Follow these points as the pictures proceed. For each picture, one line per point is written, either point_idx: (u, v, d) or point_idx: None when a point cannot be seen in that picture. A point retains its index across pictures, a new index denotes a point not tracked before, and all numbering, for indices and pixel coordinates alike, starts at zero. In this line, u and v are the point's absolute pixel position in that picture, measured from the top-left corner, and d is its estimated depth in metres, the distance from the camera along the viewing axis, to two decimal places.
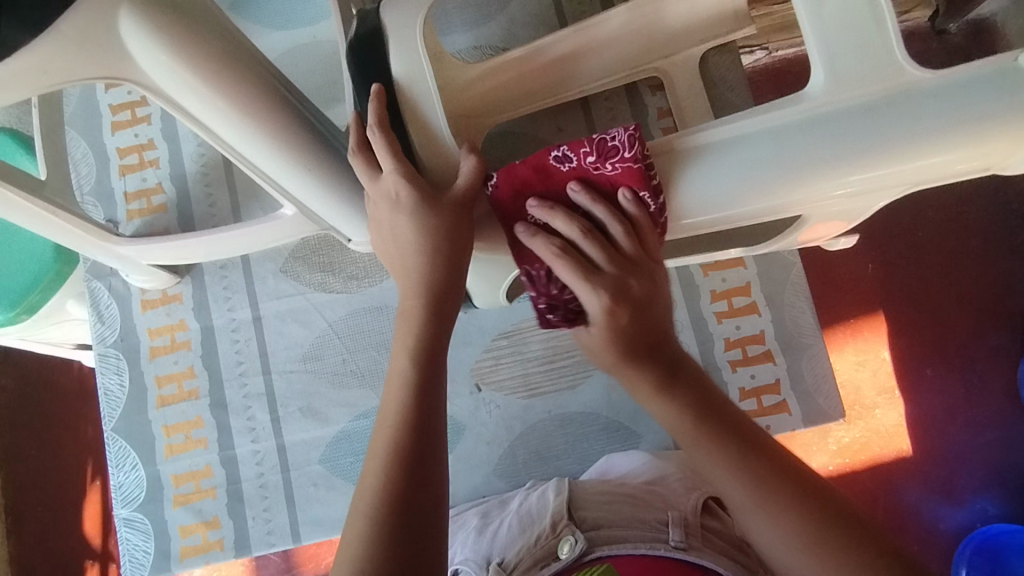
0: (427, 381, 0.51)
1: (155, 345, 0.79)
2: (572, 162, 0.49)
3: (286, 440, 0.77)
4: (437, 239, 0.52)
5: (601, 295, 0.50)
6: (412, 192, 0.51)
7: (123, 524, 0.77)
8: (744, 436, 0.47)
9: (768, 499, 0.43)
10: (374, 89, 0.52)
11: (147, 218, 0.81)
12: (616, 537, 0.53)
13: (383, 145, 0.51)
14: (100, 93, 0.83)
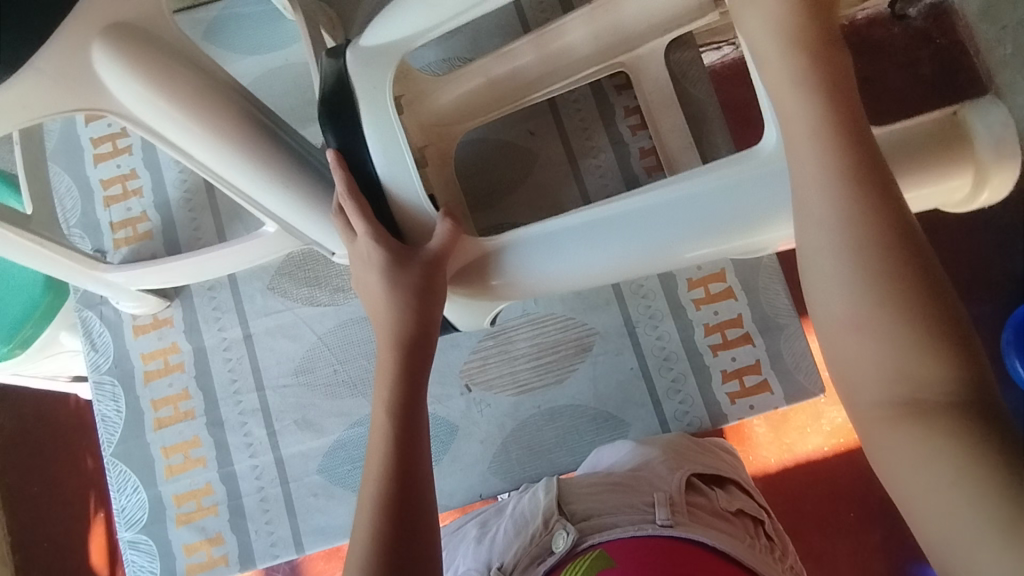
0: (416, 389, 0.54)
1: (149, 369, 0.81)
2: None
3: (284, 453, 0.78)
4: (406, 295, 0.55)
5: None
6: (385, 253, 0.55)
7: (128, 546, 0.78)
8: (875, 170, 0.39)
9: (861, 252, 0.37)
10: (330, 156, 0.57)
11: (134, 246, 0.83)
12: (606, 524, 0.54)
13: (355, 211, 0.56)
14: (81, 127, 0.85)
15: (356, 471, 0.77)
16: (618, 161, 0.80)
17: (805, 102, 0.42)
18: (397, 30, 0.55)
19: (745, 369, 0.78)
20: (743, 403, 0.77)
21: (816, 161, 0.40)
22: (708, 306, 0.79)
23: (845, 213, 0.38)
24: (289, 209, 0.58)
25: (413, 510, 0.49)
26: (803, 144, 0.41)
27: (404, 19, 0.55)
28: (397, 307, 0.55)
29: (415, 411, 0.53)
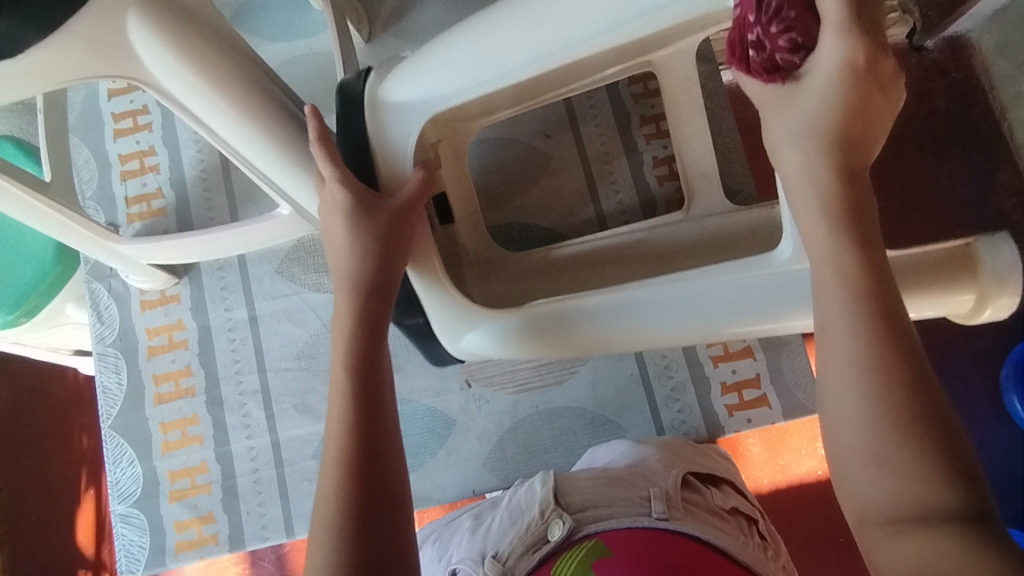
0: (369, 365, 0.53)
1: (153, 344, 0.81)
2: None
3: (280, 436, 0.79)
4: (369, 240, 0.54)
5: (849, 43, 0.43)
6: (350, 198, 0.54)
7: (119, 519, 0.78)
8: (893, 303, 0.41)
9: (878, 383, 0.38)
10: (307, 109, 0.53)
11: (147, 221, 0.84)
12: (602, 515, 0.54)
13: (322, 157, 0.53)
14: (103, 102, 0.87)
15: None
16: (632, 172, 0.81)
17: (827, 230, 0.43)
18: (410, 78, 0.56)
19: (744, 383, 0.78)
20: (741, 416, 0.77)
21: (836, 292, 0.42)
22: None
23: (863, 345, 0.40)
24: (304, 194, 0.59)
25: (378, 452, 0.49)
26: (826, 271, 0.43)
27: (419, 69, 0.55)
28: (355, 251, 0.55)
29: (378, 391, 0.52)
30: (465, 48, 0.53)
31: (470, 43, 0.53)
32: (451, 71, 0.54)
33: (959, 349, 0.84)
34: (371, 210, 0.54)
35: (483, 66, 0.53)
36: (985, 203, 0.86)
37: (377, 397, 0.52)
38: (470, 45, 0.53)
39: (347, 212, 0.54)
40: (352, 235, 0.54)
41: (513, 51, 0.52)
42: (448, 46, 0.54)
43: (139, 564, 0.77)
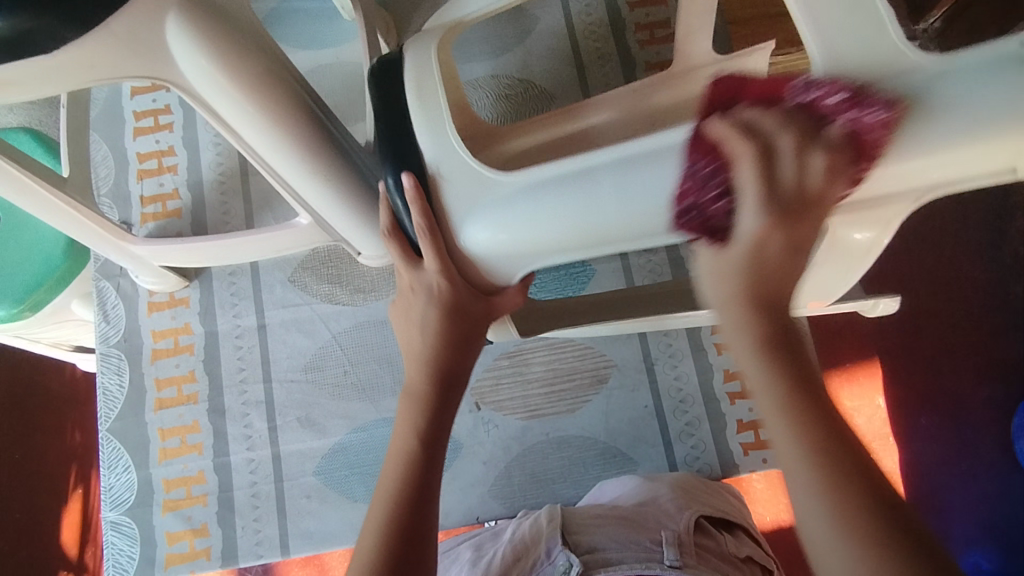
0: (428, 457, 0.51)
1: (157, 348, 0.79)
2: (817, 91, 0.39)
3: (281, 450, 0.76)
4: (457, 332, 0.54)
5: (764, 217, 0.39)
6: (451, 293, 0.52)
7: (109, 527, 0.76)
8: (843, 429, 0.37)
9: (840, 521, 0.34)
10: (407, 181, 0.49)
11: (161, 222, 0.83)
12: (611, 561, 0.53)
13: (430, 248, 0.50)
14: (125, 99, 0.86)
15: (353, 478, 0.75)
16: None
17: (756, 360, 0.38)
18: (460, 223, 0.49)
19: (761, 422, 0.76)
20: (756, 455, 0.75)
21: (792, 446, 0.37)
22: (731, 352, 0.77)
23: (815, 492, 0.36)
24: (320, 194, 0.59)
25: (421, 526, 0.49)
26: (769, 408, 0.38)
27: (470, 218, 0.49)
28: (439, 343, 0.53)
29: (431, 477, 0.51)
30: (523, 222, 0.47)
31: (527, 220, 0.46)
32: (502, 238, 0.48)
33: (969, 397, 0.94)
34: (464, 301, 0.52)
35: (536, 247, 0.48)
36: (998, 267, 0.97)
37: (432, 470, 0.51)
38: (528, 219, 0.46)
39: (441, 301, 0.52)
40: (436, 324, 0.53)
41: (579, 240, 0.46)
42: (506, 208, 0.47)
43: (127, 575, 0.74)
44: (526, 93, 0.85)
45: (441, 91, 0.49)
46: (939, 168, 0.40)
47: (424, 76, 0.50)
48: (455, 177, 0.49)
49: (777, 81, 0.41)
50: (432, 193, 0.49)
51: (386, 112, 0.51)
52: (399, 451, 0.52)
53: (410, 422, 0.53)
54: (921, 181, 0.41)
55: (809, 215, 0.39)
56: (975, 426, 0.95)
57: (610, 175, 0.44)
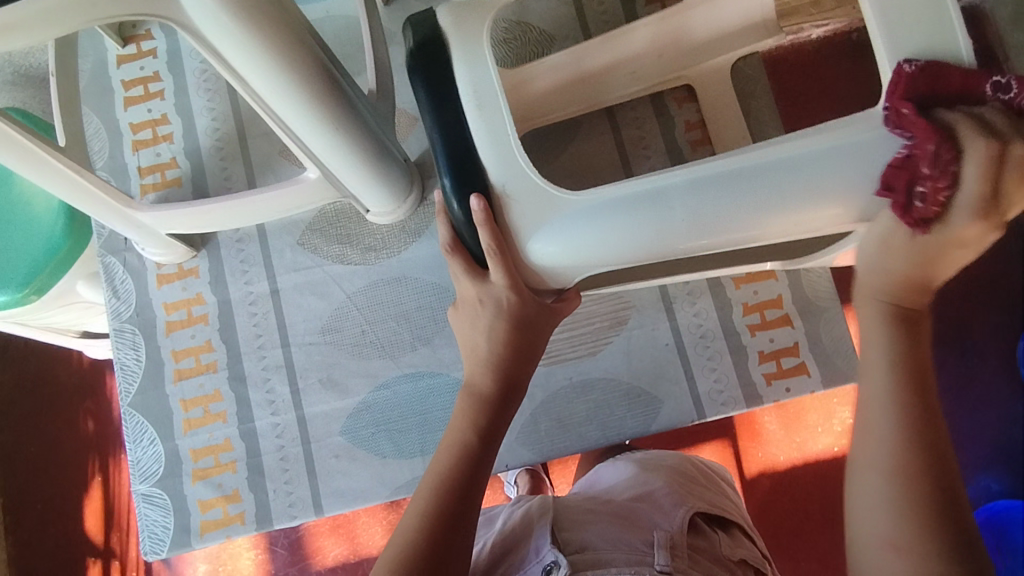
0: (479, 452, 0.59)
1: (171, 320, 0.78)
2: (1011, 93, 0.44)
3: (306, 412, 0.76)
4: (513, 341, 0.58)
5: (978, 214, 0.43)
6: (517, 304, 0.56)
7: (141, 499, 0.76)
8: (931, 409, 0.45)
9: (895, 474, 0.44)
10: (477, 205, 0.52)
11: (162, 192, 0.81)
12: (601, 561, 0.57)
13: (499, 266, 0.53)
14: (112, 69, 0.83)
15: (380, 435, 0.76)
16: (663, 136, 0.79)
17: (881, 326, 0.47)
18: (527, 237, 0.53)
19: (782, 351, 0.76)
20: (779, 384, 0.76)
21: (882, 380, 0.46)
22: (748, 285, 0.77)
23: (893, 458, 0.44)
24: (319, 134, 0.58)
25: (467, 499, 0.56)
26: (872, 350, 0.47)
27: (537, 235, 0.52)
28: (496, 352, 0.59)
29: (483, 470, 0.58)
30: (584, 239, 0.51)
31: (593, 236, 0.51)
32: (566, 254, 0.52)
33: (978, 325, 0.98)
34: (529, 313, 0.57)
35: (593, 262, 0.53)
36: None
37: (484, 461, 0.59)
38: (587, 236, 0.51)
39: (509, 314, 0.57)
40: (502, 334, 0.58)
41: (636, 257, 0.52)
42: (568, 225, 0.51)
43: (163, 545, 0.75)
44: (526, 39, 0.83)
45: (502, 104, 0.52)
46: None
47: (482, 87, 0.52)
48: (521, 195, 0.52)
49: (968, 79, 0.45)
50: (498, 214, 0.53)
51: (445, 127, 0.53)
52: (456, 441, 0.59)
53: (470, 418, 0.60)
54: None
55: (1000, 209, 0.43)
56: (980, 346, 0.98)
57: (682, 194, 0.49)
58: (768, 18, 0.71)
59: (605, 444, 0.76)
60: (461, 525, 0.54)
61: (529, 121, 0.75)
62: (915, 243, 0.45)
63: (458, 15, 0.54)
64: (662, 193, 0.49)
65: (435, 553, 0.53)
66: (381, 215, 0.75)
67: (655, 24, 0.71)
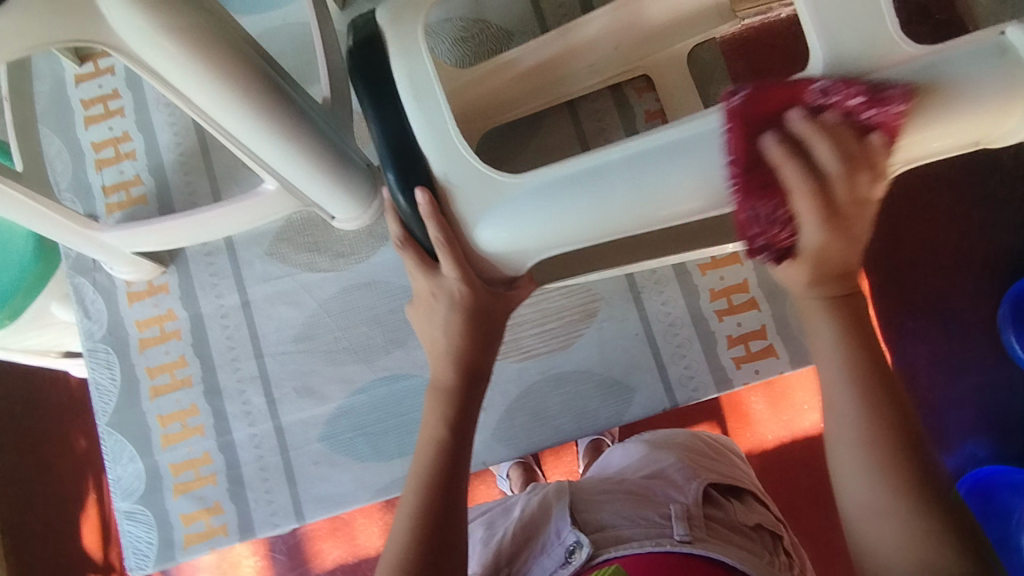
0: (456, 445, 0.59)
1: (144, 337, 0.78)
2: (832, 97, 0.46)
3: (283, 421, 0.77)
4: (472, 334, 0.59)
5: (823, 232, 0.47)
6: (471, 295, 0.57)
7: (124, 516, 0.76)
8: (886, 377, 0.48)
9: (866, 442, 0.46)
10: (420, 197, 0.51)
11: (128, 210, 0.81)
12: (622, 537, 0.60)
13: (449, 258, 0.54)
14: (72, 89, 0.83)
15: (358, 439, 0.76)
16: (623, 126, 0.80)
17: (822, 315, 0.50)
18: (475, 224, 0.53)
19: (750, 335, 0.77)
20: (749, 368, 0.77)
21: (834, 360, 0.49)
22: (714, 270, 0.78)
23: (858, 429, 0.47)
24: (270, 145, 0.58)
25: (453, 497, 0.57)
26: (820, 335, 0.51)
27: (485, 219, 0.52)
28: (456, 347, 0.59)
29: (459, 459, 0.59)
30: (532, 220, 0.51)
31: (542, 216, 0.51)
32: (515, 237, 0.52)
33: None
34: (483, 302, 0.58)
35: (542, 244, 0.53)
36: None
37: (461, 456, 0.59)
38: (537, 215, 0.51)
39: (462, 305, 0.58)
40: (459, 326, 0.59)
41: (586, 236, 0.52)
42: (514, 206, 0.51)
43: (149, 560, 0.75)
44: (482, 37, 0.83)
45: (439, 94, 0.51)
46: (937, 137, 0.48)
47: (418, 76, 0.51)
48: (466, 184, 0.52)
49: (795, 89, 0.47)
50: (444, 205, 0.53)
51: (384, 119, 0.52)
52: (431, 437, 0.59)
53: (439, 413, 0.60)
54: (921, 151, 0.49)
55: (841, 219, 0.47)
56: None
57: (620, 171, 0.49)
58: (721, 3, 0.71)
59: (579, 436, 0.77)
60: (454, 524, 0.55)
61: (489, 119, 0.74)
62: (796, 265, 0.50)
63: (393, 7, 0.53)
64: (602, 171, 0.50)
65: (427, 551, 0.53)
66: (347, 221, 0.75)
67: (610, 13, 0.68)
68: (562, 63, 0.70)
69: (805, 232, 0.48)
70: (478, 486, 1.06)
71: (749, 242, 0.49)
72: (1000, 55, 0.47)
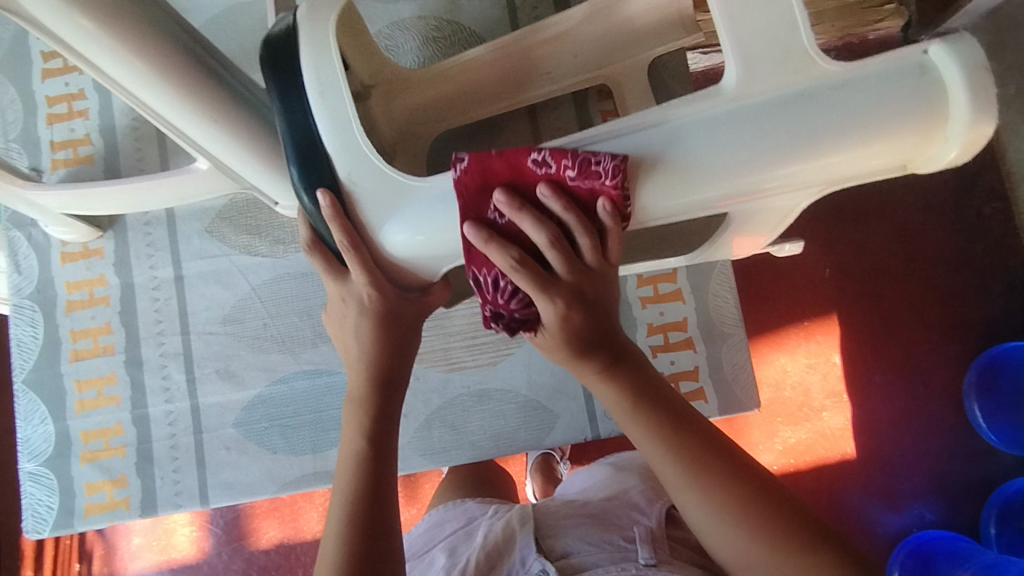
0: (377, 454, 0.57)
1: (72, 299, 0.77)
2: (550, 168, 0.45)
3: (200, 402, 0.76)
4: (386, 340, 0.57)
5: (556, 303, 0.48)
6: (380, 302, 0.54)
7: (27, 478, 0.75)
8: (669, 404, 0.53)
9: (687, 471, 0.50)
10: (324, 199, 0.49)
11: (73, 169, 0.80)
12: (585, 566, 0.58)
13: (356, 264, 0.51)
14: (33, 39, 0.81)
15: (272, 430, 0.75)
16: None
17: (598, 379, 0.53)
18: (380, 226, 0.50)
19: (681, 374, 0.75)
20: None
21: (624, 413, 0.53)
22: (656, 305, 0.76)
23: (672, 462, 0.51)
24: (196, 125, 0.57)
25: (382, 503, 0.55)
26: (606, 388, 0.54)
27: (393, 222, 0.49)
28: (372, 358, 0.57)
29: (386, 466, 0.57)
30: (439, 222, 0.48)
31: (447, 224, 0.48)
32: (426, 243, 0.49)
33: (916, 357, 0.97)
34: (394, 309, 0.55)
35: (450, 250, 0.50)
36: (952, 232, 0.97)
37: (386, 467, 0.57)
38: (443, 222, 0.48)
39: (372, 311, 0.55)
40: (369, 332, 0.57)
41: None
42: (421, 208, 0.48)
43: (46, 525, 0.75)
44: (452, 38, 0.81)
45: (345, 92, 0.48)
46: (866, 157, 0.43)
47: (325, 73, 0.48)
48: (371, 186, 0.49)
49: (512, 163, 0.45)
50: (349, 210, 0.50)
51: (289, 110, 0.49)
52: (350, 455, 0.57)
53: (359, 424, 0.57)
54: (841, 174, 0.44)
55: (587, 284, 0.49)
56: (927, 377, 0.97)
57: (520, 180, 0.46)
58: (686, 14, 0.66)
59: (496, 455, 0.76)
60: (390, 529, 0.54)
61: (440, 121, 0.71)
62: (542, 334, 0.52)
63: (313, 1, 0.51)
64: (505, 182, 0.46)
65: (364, 564, 0.51)
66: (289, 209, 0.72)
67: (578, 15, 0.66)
68: (523, 67, 0.69)
69: (537, 302, 0.49)
70: (423, 484, 1.04)
71: (486, 311, 0.52)
72: (920, 75, 0.41)
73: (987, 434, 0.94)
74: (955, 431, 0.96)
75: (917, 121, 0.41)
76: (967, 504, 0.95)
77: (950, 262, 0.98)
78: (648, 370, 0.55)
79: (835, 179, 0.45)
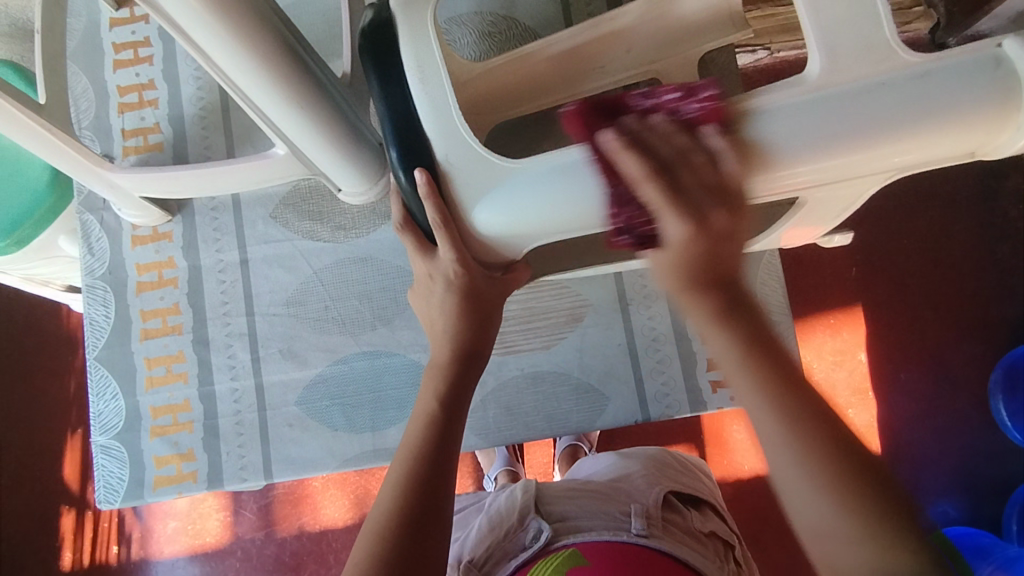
0: (447, 416, 0.58)
1: (142, 280, 0.81)
2: (655, 99, 0.48)
3: (264, 380, 0.79)
4: (465, 316, 0.60)
5: (686, 218, 0.46)
6: (468, 278, 0.57)
7: (100, 450, 0.79)
8: (787, 371, 0.47)
9: (802, 442, 0.44)
10: (420, 178, 0.51)
11: (143, 155, 0.83)
12: (580, 528, 0.61)
13: (446, 241, 0.54)
14: (105, 31, 0.85)
15: (333, 408, 0.78)
16: None
17: (718, 331, 0.48)
18: (471, 206, 0.52)
19: None
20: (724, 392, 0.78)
21: (743, 374, 0.47)
22: None
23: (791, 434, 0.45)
24: (285, 112, 0.60)
25: (441, 471, 0.54)
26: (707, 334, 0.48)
27: (483, 202, 0.51)
28: (452, 334, 0.60)
29: (449, 437, 0.57)
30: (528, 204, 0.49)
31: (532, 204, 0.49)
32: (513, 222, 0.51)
33: (951, 353, 0.99)
34: (479, 285, 0.58)
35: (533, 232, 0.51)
36: (990, 229, 0.99)
37: (450, 440, 0.56)
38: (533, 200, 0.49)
39: (458, 288, 0.58)
40: (453, 306, 0.59)
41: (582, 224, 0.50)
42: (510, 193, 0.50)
43: (118, 496, 0.78)
44: (507, 32, 0.84)
45: (444, 78, 0.51)
46: (934, 145, 0.45)
47: (424, 59, 0.51)
48: (462, 166, 0.51)
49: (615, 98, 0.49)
50: (443, 189, 0.53)
51: (391, 97, 0.53)
52: (423, 413, 0.58)
53: (434, 388, 0.60)
54: (888, 165, 0.46)
55: (729, 209, 0.46)
56: (962, 371, 0.99)
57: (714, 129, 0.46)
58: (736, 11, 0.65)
59: (548, 436, 0.79)
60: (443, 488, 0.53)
61: (494, 113, 0.71)
62: (661, 256, 0.49)
63: None
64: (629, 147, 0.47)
65: (413, 516, 0.51)
66: (350, 195, 0.76)
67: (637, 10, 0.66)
68: (577, 64, 0.69)
69: (666, 219, 0.47)
70: None
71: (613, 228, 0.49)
72: (996, 67, 0.43)
73: (1012, 433, 0.95)
74: (986, 426, 0.98)
75: (991, 110, 0.43)
76: (994, 501, 0.96)
77: (984, 259, 0.99)
78: (766, 326, 0.48)
79: (902, 167, 0.48)
